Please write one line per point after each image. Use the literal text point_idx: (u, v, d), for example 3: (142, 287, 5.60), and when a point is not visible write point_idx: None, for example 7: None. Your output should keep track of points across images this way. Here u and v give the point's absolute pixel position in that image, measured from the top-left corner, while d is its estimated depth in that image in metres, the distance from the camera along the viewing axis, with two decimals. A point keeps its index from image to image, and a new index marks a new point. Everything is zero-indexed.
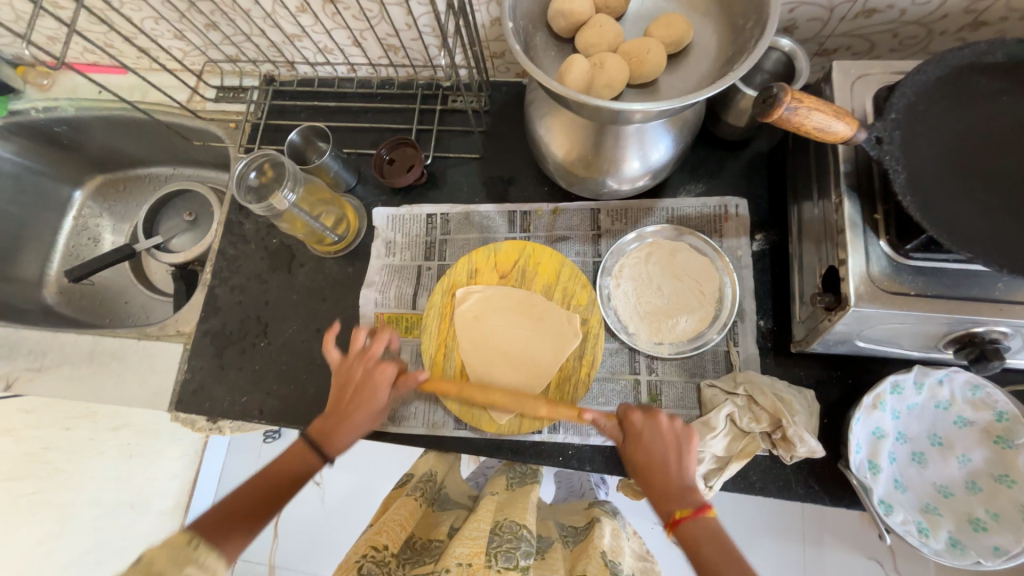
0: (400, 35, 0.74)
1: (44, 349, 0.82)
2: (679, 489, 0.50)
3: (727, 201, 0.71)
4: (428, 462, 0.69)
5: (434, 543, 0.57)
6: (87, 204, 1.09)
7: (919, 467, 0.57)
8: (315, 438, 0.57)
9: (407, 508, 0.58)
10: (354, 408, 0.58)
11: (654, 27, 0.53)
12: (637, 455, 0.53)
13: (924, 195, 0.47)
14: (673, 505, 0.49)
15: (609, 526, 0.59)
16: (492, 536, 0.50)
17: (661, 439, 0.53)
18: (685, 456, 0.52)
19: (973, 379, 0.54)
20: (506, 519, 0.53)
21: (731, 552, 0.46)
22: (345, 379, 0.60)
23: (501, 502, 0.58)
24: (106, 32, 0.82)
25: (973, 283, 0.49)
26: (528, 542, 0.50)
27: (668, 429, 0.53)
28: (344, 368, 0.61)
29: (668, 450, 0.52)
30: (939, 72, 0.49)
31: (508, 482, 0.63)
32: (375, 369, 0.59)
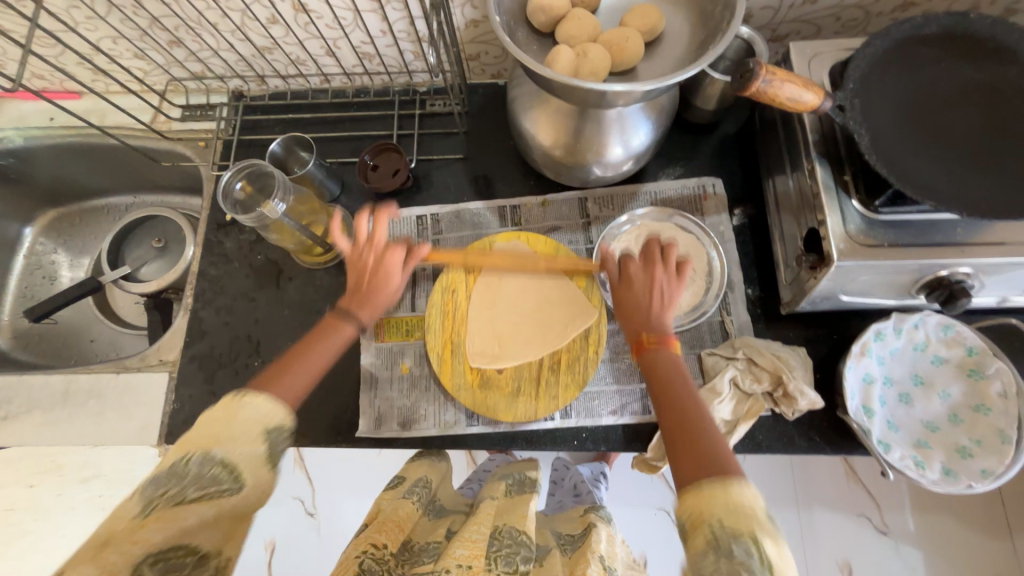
0: (375, 42, 0.75)
1: (9, 395, 0.75)
2: (655, 325, 0.51)
3: (704, 181, 0.75)
4: (420, 468, 0.63)
5: (432, 545, 0.55)
6: (39, 239, 1.02)
7: (907, 408, 0.62)
8: (345, 311, 0.54)
9: (404, 511, 0.54)
10: (377, 290, 0.55)
11: (628, 18, 0.56)
12: (621, 297, 0.55)
13: (886, 153, 0.51)
14: (644, 330, 0.52)
15: (604, 531, 0.59)
16: (491, 541, 0.50)
17: (648, 292, 0.53)
18: (666, 303, 0.53)
19: (944, 320, 0.60)
20: (505, 524, 0.52)
21: (684, 381, 0.47)
22: (357, 265, 0.56)
23: (501, 507, 0.56)
24: (59, 54, 0.78)
25: (936, 231, 0.54)
26: (529, 547, 0.49)
27: (658, 278, 0.54)
28: (355, 253, 0.57)
29: (653, 291, 0.53)
30: (885, 44, 0.55)
31: (508, 488, 0.61)
32: (386, 254, 0.56)
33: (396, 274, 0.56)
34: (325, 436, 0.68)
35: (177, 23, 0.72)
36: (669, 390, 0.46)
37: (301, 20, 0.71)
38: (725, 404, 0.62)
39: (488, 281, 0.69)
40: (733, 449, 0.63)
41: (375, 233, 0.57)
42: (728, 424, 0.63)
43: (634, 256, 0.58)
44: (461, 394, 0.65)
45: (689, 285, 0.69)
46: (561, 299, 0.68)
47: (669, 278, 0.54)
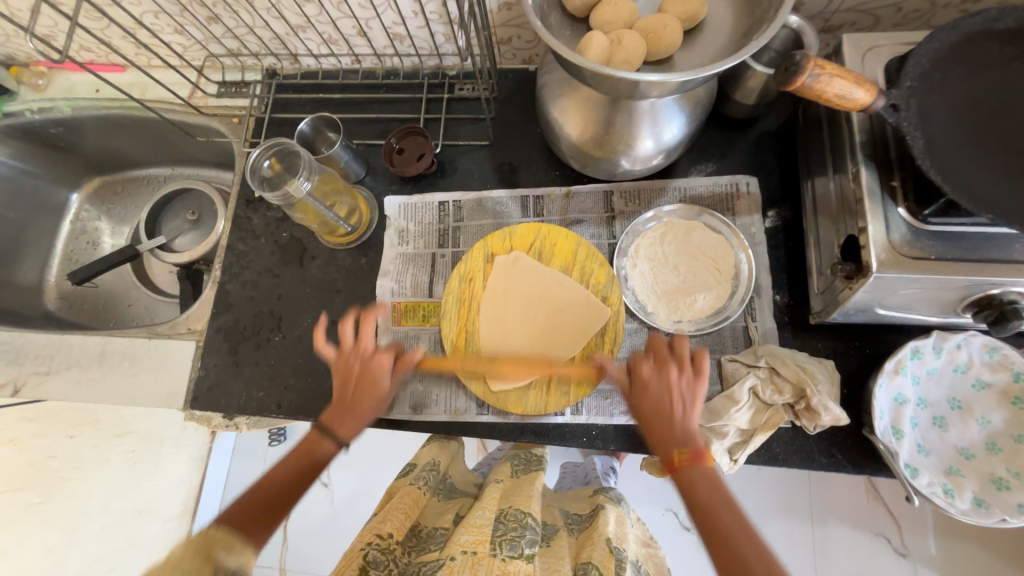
0: (407, 23, 0.74)
1: (52, 352, 0.80)
2: (681, 437, 0.51)
3: (738, 180, 0.71)
4: (431, 451, 0.67)
5: (440, 530, 0.56)
6: (84, 207, 1.07)
7: (940, 432, 0.58)
8: (326, 426, 0.56)
9: (411, 497, 0.57)
10: (359, 399, 0.58)
11: (668, 3, 0.53)
12: (643, 404, 0.54)
13: (942, 158, 0.48)
14: (674, 448, 0.51)
15: (613, 512, 0.58)
16: (497, 525, 0.50)
17: (668, 399, 0.53)
18: (690, 399, 0.53)
19: (990, 342, 0.56)
20: (511, 507, 0.53)
21: (727, 497, 0.47)
22: (344, 374, 0.60)
23: (507, 489, 0.57)
24: (105, 28, 0.80)
25: (991, 245, 0.50)
26: (534, 529, 0.50)
27: (674, 384, 0.54)
28: (342, 362, 0.60)
29: (675, 399, 0.53)
30: (951, 38, 0.50)
31: (514, 470, 0.62)
32: (374, 359, 0.59)
33: (383, 377, 0.59)
34: None
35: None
36: (715, 518, 0.45)
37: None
38: (743, 413, 0.60)
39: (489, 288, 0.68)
40: (747, 459, 0.62)
41: (360, 340, 0.61)
42: (744, 433, 0.61)
43: (642, 356, 0.57)
44: (473, 383, 0.65)
45: (714, 288, 0.67)
46: (564, 283, 0.67)
47: (685, 381, 0.54)
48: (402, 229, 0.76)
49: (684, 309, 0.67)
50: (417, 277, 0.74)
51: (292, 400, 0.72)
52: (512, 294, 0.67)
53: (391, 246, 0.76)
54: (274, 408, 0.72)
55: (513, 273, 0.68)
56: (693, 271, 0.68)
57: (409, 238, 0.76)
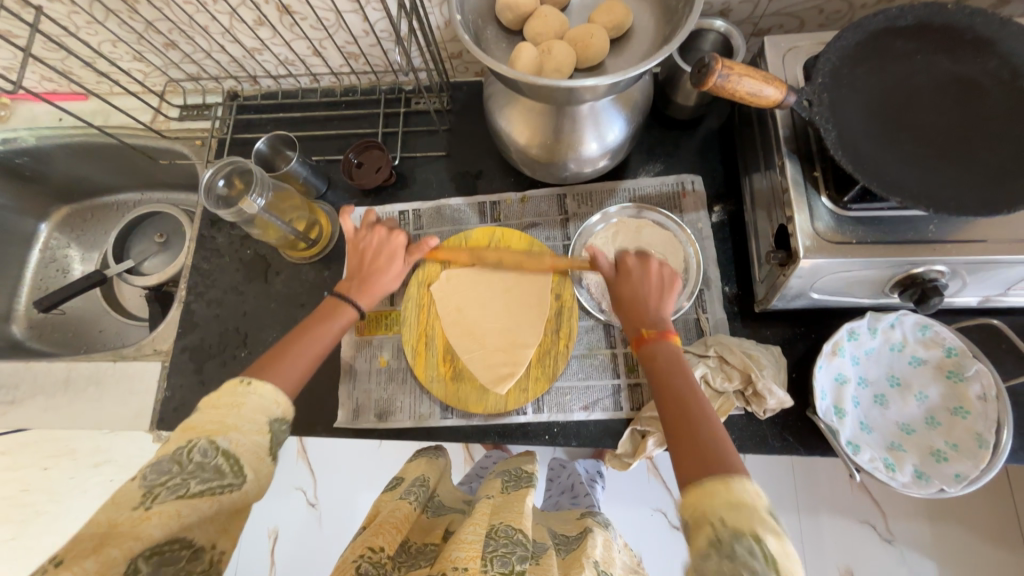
0: (359, 42, 0.77)
1: (17, 380, 0.80)
2: (652, 319, 0.55)
3: (683, 178, 0.74)
4: (420, 467, 0.63)
5: (428, 547, 0.56)
6: (53, 235, 1.08)
7: (881, 409, 0.61)
8: (343, 295, 0.60)
9: (402, 512, 0.54)
10: (377, 273, 0.62)
11: (596, 14, 0.56)
12: (624, 290, 0.57)
13: (854, 149, 0.51)
14: (644, 326, 0.55)
15: (600, 536, 0.58)
16: (487, 541, 0.48)
17: (646, 281, 0.57)
18: (666, 308, 0.56)
19: (921, 320, 0.58)
20: (502, 523, 0.50)
21: (684, 372, 0.49)
22: (359, 249, 0.64)
23: (497, 506, 0.55)
24: (64, 58, 0.82)
25: (908, 227, 0.53)
26: (524, 546, 0.47)
27: (655, 273, 0.58)
28: (359, 237, 0.65)
29: (652, 285, 0.57)
30: (858, 36, 0.54)
31: (505, 486, 0.60)
32: (392, 236, 0.64)
33: (399, 258, 0.64)
34: (305, 425, 0.71)
35: (170, 26, 0.75)
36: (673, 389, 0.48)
37: (286, 22, 0.73)
38: None
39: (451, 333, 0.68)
40: None
41: (380, 223, 0.66)
42: None
43: (628, 253, 0.60)
44: (434, 386, 0.66)
45: None
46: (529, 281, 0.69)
47: (665, 273, 0.58)
48: None
49: None
50: None
51: None
52: (478, 330, 0.67)
53: None
54: None
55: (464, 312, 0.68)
56: None
57: None
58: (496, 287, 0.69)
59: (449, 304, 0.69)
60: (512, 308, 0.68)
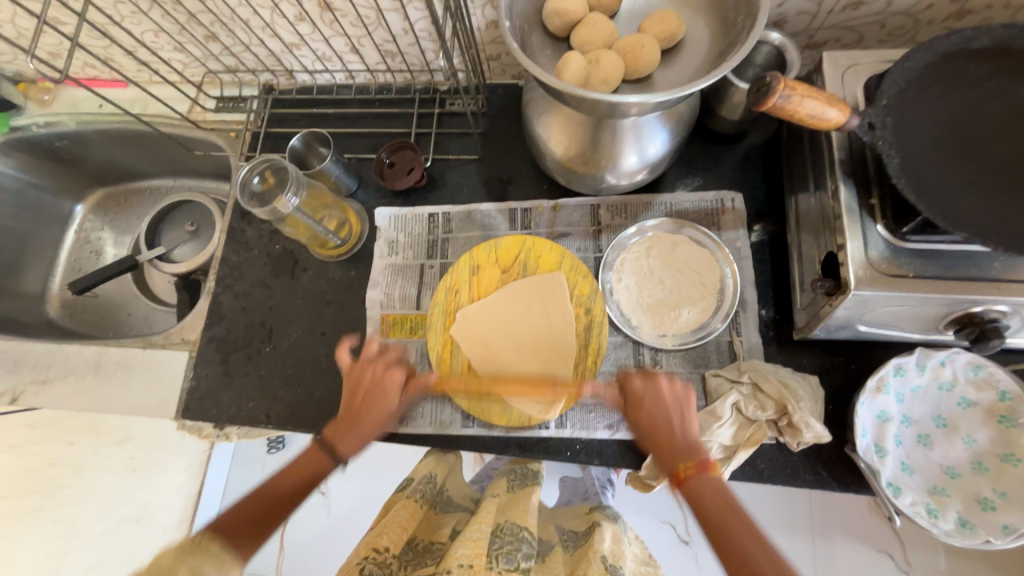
0: (397, 41, 0.76)
1: (49, 361, 0.81)
2: (684, 448, 0.52)
3: (723, 195, 0.72)
4: (428, 465, 0.67)
5: (435, 545, 0.56)
6: (88, 217, 1.10)
7: (924, 450, 0.58)
8: (325, 441, 0.57)
9: (408, 510, 0.56)
10: (370, 408, 0.60)
11: (647, 23, 0.54)
12: (640, 417, 0.55)
13: (918, 178, 0.48)
14: (680, 459, 0.51)
15: (609, 530, 0.57)
16: (492, 538, 0.48)
17: (664, 405, 0.55)
18: (694, 445, 0.52)
19: (975, 360, 0.55)
20: (507, 521, 0.51)
21: (733, 503, 0.47)
22: (354, 387, 0.62)
23: (503, 504, 0.56)
24: (107, 46, 0.83)
25: (970, 263, 0.49)
26: (529, 544, 0.48)
27: (668, 392, 0.56)
28: (355, 373, 0.63)
29: (670, 408, 0.55)
30: (927, 58, 0.51)
31: (510, 484, 0.60)
32: (386, 375, 0.62)
33: (393, 398, 0.61)
34: (326, 424, 0.71)
35: (212, 19, 0.75)
36: (720, 519, 0.46)
37: (326, 18, 0.73)
38: (725, 429, 0.60)
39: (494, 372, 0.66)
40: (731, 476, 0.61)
41: (378, 355, 0.63)
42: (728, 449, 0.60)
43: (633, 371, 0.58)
44: (458, 395, 0.66)
45: (698, 302, 0.67)
46: (550, 288, 0.68)
47: (677, 391, 0.56)
48: (392, 240, 0.78)
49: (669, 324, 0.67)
50: (405, 289, 0.75)
51: (281, 410, 0.73)
52: (514, 363, 0.65)
53: (381, 257, 0.77)
54: (264, 418, 0.73)
55: (489, 324, 0.67)
56: (679, 285, 0.68)
57: (399, 248, 0.77)
58: (515, 297, 0.68)
59: (474, 348, 0.67)
60: (534, 324, 0.67)
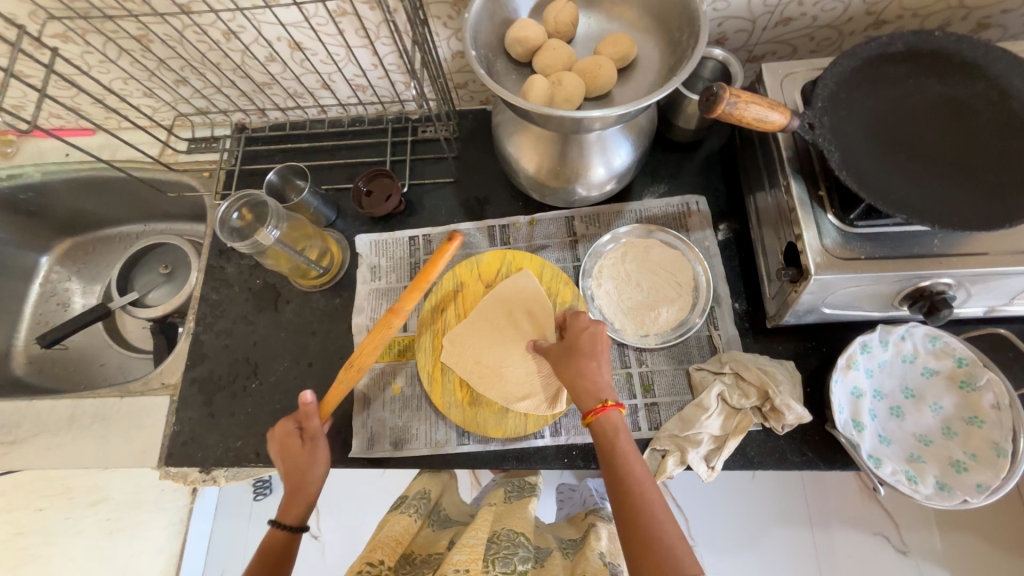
0: (368, 75, 0.79)
1: (18, 420, 0.78)
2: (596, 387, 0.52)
3: (688, 199, 0.76)
4: (422, 481, 0.67)
5: (434, 556, 0.56)
6: (54, 269, 1.07)
7: (898, 421, 0.61)
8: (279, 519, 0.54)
9: (402, 524, 0.56)
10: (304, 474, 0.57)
11: (602, 46, 0.59)
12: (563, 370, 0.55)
13: (857, 168, 0.53)
14: (591, 392, 0.52)
15: (603, 528, 0.58)
16: (490, 544, 0.49)
17: (582, 356, 0.54)
18: (596, 385, 0.52)
19: (930, 332, 0.60)
20: (503, 527, 0.52)
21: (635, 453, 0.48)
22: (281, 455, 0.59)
23: (500, 513, 0.57)
24: (75, 96, 0.83)
25: (913, 242, 0.54)
26: (526, 547, 0.49)
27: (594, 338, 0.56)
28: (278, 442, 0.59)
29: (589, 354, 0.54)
30: (852, 63, 0.57)
31: (508, 496, 0.63)
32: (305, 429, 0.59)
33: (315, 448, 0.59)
34: None
35: (182, 64, 0.77)
36: (619, 458, 0.48)
37: (297, 58, 0.75)
38: (714, 420, 0.62)
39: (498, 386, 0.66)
40: (724, 466, 0.63)
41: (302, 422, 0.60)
42: (718, 439, 0.62)
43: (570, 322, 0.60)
44: (452, 412, 0.66)
45: (675, 300, 0.70)
46: (536, 295, 0.69)
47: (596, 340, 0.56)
48: (375, 265, 0.79)
49: (650, 324, 0.69)
50: None
51: (270, 447, 0.71)
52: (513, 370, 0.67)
53: (365, 282, 0.78)
54: (253, 457, 0.71)
55: (478, 330, 0.69)
56: (655, 286, 0.71)
57: (382, 273, 0.78)
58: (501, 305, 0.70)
59: (471, 362, 0.68)
60: (522, 329, 0.68)
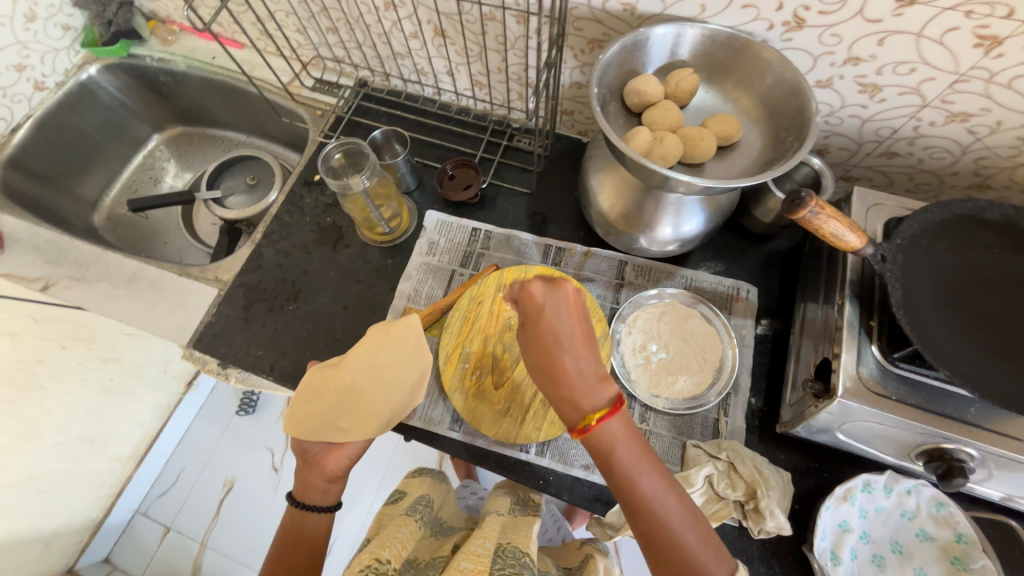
0: (490, 76, 0.86)
1: (88, 262, 0.87)
2: (584, 386, 0.48)
3: (740, 285, 0.78)
4: (422, 486, 0.76)
5: (437, 559, 0.62)
6: (160, 147, 1.19)
7: (878, 571, 0.59)
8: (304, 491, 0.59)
9: (407, 530, 0.60)
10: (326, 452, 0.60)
11: (711, 121, 0.62)
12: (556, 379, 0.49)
13: (916, 314, 0.53)
14: (580, 395, 0.47)
15: (602, 565, 0.67)
16: (496, 558, 0.57)
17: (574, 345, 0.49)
18: (590, 383, 0.48)
19: (938, 496, 0.60)
20: (510, 544, 0.59)
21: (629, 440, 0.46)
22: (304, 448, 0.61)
23: (506, 525, 0.65)
24: (243, 13, 0.94)
25: (949, 402, 0.54)
26: (530, 568, 0.57)
27: (563, 309, 0.50)
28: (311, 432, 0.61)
29: (574, 344, 0.49)
30: (944, 214, 0.58)
31: (513, 507, 0.71)
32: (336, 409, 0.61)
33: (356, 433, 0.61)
34: None
35: (339, 16, 0.86)
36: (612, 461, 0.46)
37: (436, 42, 0.83)
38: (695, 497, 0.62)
39: (371, 426, 0.61)
40: None
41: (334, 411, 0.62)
42: None
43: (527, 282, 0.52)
44: (455, 397, 0.69)
45: (696, 374, 0.71)
46: None
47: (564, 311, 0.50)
48: (433, 241, 0.84)
49: (664, 387, 0.71)
50: (433, 288, 0.81)
51: (284, 366, 0.77)
52: (378, 407, 0.62)
53: (420, 253, 0.83)
54: (267, 369, 0.77)
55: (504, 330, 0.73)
56: (682, 354, 0.73)
57: (437, 250, 0.83)
58: None
59: (327, 426, 0.61)
60: None
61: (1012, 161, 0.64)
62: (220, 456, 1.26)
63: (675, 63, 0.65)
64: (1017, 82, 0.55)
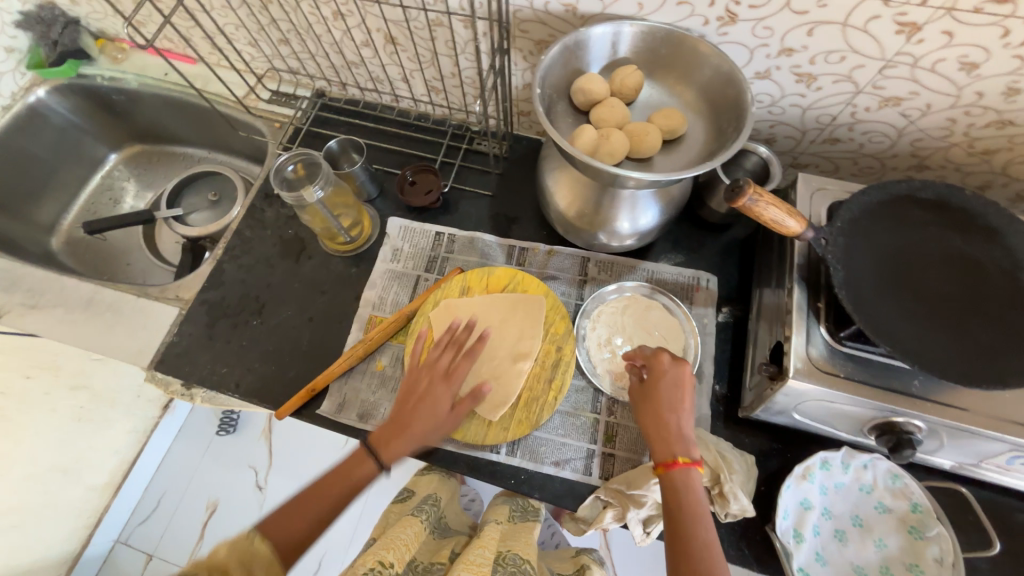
0: (444, 81, 0.86)
1: (44, 288, 0.84)
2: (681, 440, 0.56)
3: (700, 275, 0.80)
4: (431, 485, 0.77)
5: (435, 565, 0.62)
6: (118, 167, 1.16)
7: (840, 545, 0.61)
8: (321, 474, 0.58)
9: (414, 530, 0.59)
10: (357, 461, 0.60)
11: (656, 116, 0.64)
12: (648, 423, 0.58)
13: (857, 293, 0.55)
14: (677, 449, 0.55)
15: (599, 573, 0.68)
16: (497, 566, 0.57)
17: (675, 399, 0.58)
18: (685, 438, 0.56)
19: (892, 468, 0.62)
20: (510, 552, 0.60)
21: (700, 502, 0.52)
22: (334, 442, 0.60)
23: (505, 533, 0.65)
24: (192, 28, 0.93)
25: (895, 376, 0.56)
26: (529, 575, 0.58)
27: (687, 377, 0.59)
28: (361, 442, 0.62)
29: (677, 401, 0.58)
30: (880, 196, 0.60)
31: (511, 516, 0.71)
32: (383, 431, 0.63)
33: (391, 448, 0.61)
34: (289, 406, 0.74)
35: (290, 27, 0.86)
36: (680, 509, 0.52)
37: (388, 49, 0.83)
38: None
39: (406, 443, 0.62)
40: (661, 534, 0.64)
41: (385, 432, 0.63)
42: None
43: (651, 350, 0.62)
44: None
45: None
46: (531, 313, 0.73)
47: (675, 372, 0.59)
48: (397, 248, 0.84)
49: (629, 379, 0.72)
50: (398, 295, 0.81)
51: (251, 382, 0.76)
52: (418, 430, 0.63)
53: (384, 261, 0.83)
54: (233, 386, 0.75)
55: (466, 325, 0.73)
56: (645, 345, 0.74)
57: (401, 257, 0.83)
58: (495, 308, 0.74)
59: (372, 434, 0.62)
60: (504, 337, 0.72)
61: (945, 141, 0.67)
62: (200, 478, 1.24)
63: (618, 61, 0.66)
64: (939, 66, 0.57)
